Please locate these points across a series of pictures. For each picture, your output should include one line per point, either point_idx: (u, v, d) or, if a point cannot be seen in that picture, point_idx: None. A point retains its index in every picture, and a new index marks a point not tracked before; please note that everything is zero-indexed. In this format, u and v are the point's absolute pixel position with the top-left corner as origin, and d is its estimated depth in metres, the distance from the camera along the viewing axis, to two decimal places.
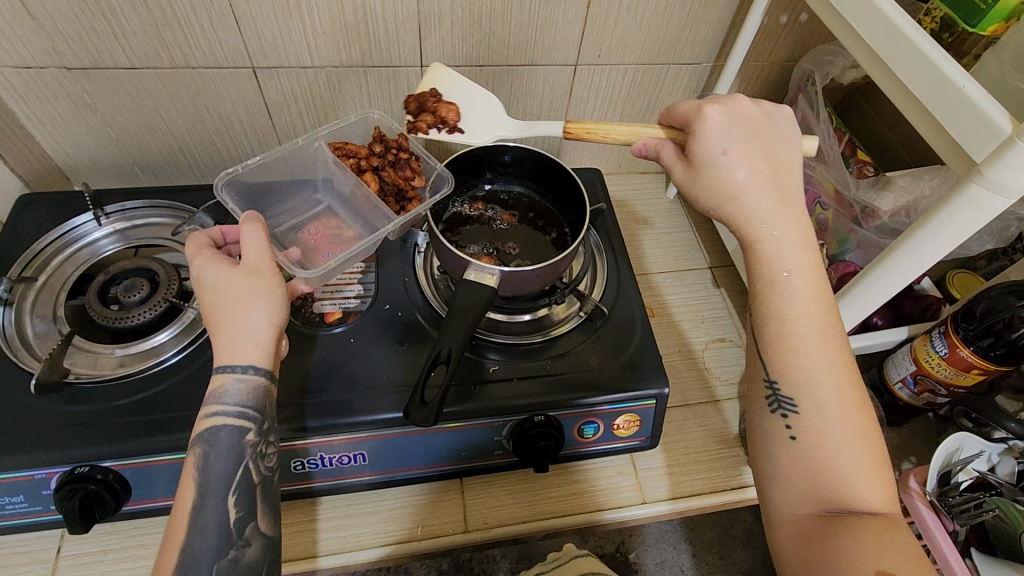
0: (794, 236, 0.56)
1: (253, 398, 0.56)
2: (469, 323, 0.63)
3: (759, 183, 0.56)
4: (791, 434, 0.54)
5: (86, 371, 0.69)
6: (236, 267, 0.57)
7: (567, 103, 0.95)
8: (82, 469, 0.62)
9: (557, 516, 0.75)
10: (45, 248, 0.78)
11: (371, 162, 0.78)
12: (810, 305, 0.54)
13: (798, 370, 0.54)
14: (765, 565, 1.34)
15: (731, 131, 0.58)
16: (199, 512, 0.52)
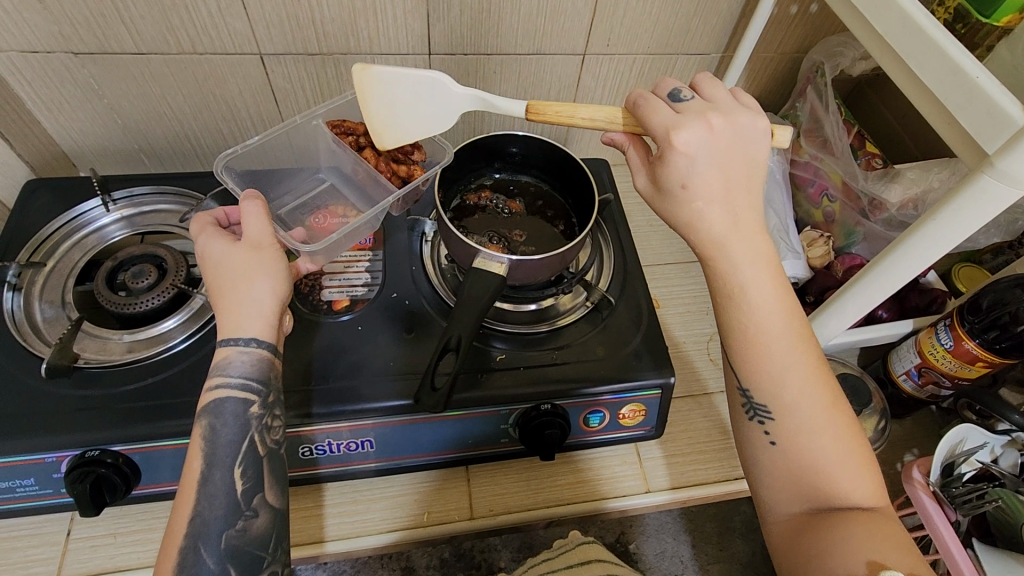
0: (751, 253, 0.54)
1: (257, 370, 0.56)
2: (477, 316, 0.63)
3: (720, 208, 0.53)
4: (770, 439, 0.55)
5: (95, 356, 0.69)
6: (238, 244, 0.59)
7: (574, 92, 0.95)
8: (93, 453, 0.63)
9: (561, 504, 0.76)
10: (53, 233, 0.78)
11: (371, 137, 0.79)
12: (772, 319, 0.53)
13: (770, 380, 0.54)
14: (764, 556, 1.36)
15: (700, 151, 0.53)
16: (206, 481, 0.52)
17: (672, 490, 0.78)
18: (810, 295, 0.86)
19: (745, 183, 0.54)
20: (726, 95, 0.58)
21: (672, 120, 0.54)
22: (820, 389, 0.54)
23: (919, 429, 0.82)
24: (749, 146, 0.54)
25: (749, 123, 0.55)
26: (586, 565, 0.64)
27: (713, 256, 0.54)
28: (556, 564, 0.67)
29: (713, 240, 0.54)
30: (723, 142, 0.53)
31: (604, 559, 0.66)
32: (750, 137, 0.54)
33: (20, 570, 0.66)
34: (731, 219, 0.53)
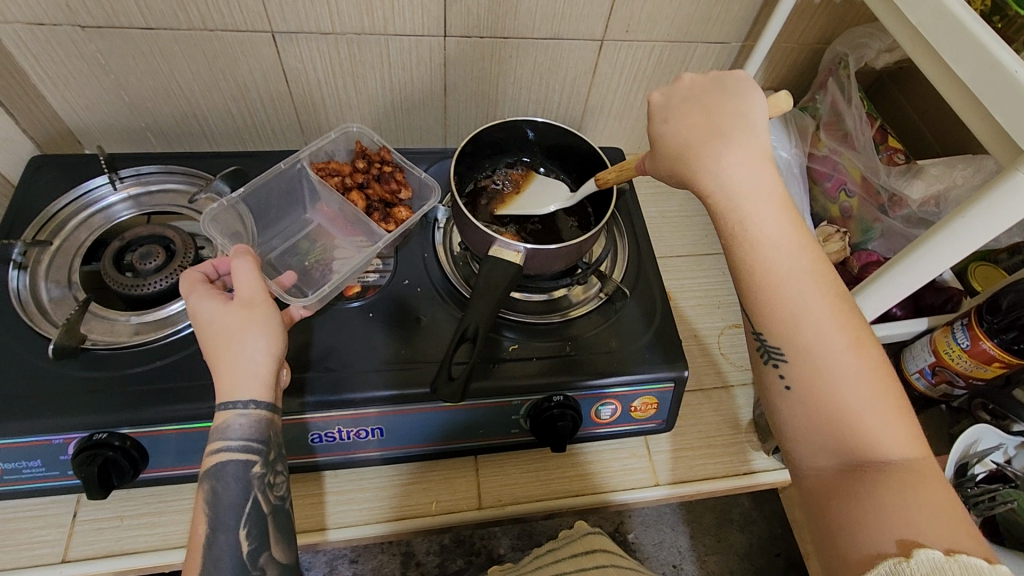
0: (749, 181, 0.53)
1: (256, 431, 0.56)
2: (493, 304, 0.62)
3: (701, 134, 0.55)
4: (786, 384, 0.53)
5: (103, 338, 0.68)
6: (229, 303, 0.57)
7: (590, 79, 0.93)
8: (100, 436, 0.62)
9: (569, 496, 0.75)
10: (60, 211, 0.77)
11: (356, 178, 0.80)
12: (781, 252, 0.52)
13: (781, 318, 0.52)
14: (761, 548, 1.37)
15: (676, 99, 0.59)
16: (212, 544, 0.53)
17: (681, 484, 0.78)
18: None
19: (732, 120, 0.55)
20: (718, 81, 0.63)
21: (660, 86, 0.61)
22: (841, 325, 0.51)
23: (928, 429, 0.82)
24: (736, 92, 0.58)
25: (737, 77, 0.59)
26: (589, 556, 0.64)
27: (706, 186, 0.54)
28: (560, 554, 0.66)
29: (702, 170, 0.54)
30: (699, 90, 0.59)
31: (609, 549, 0.65)
32: (734, 85, 0.58)
33: (26, 550, 0.66)
34: (711, 137, 0.55)
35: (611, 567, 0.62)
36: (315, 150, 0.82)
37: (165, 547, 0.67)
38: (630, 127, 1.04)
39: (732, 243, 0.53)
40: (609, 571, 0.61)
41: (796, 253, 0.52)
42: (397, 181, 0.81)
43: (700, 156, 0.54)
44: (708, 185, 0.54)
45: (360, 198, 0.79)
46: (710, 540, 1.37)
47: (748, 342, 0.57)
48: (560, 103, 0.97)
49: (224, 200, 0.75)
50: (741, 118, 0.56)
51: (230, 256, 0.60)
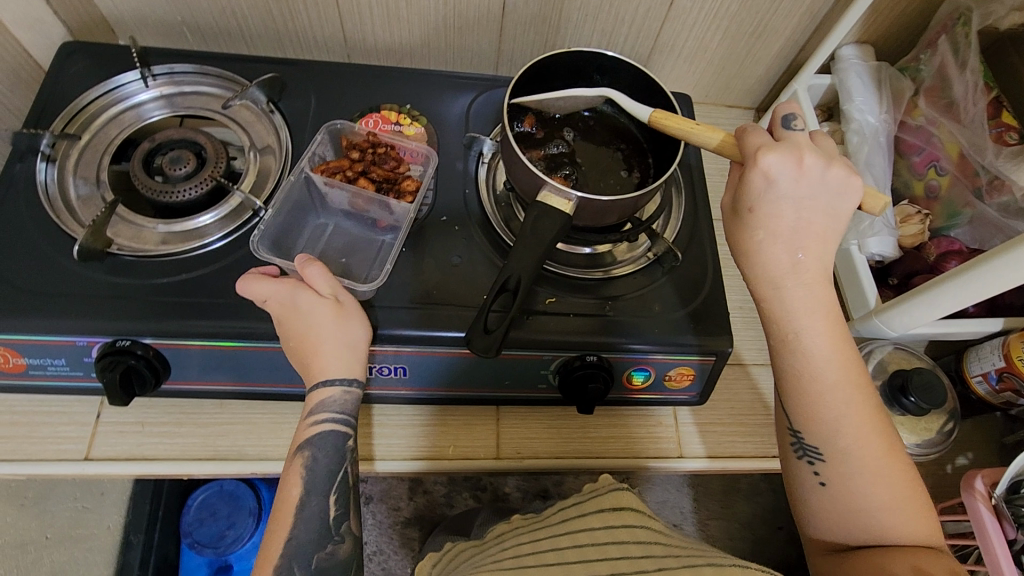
0: (809, 301, 0.54)
1: (352, 407, 0.61)
2: (541, 250, 0.58)
3: (778, 244, 0.54)
4: (820, 480, 0.56)
5: (129, 243, 0.66)
6: (319, 304, 0.60)
7: (666, 12, 0.84)
8: (123, 343, 0.61)
9: (590, 457, 0.74)
10: (89, 105, 0.72)
11: (357, 168, 0.70)
12: (829, 368, 0.54)
13: (821, 420, 0.55)
14: (766, 520, 1.38)
15: (783, 179, 0.53)
16: (304, 505, 0.58)
17: (704, 459, 0.75)
18: (892, 277, 0.78)
19: (813, 236, 0.54)
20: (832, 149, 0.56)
21: (767, 144, 0.54)
22: (876, 433, 0.55)
23: (977, 433, 0.77)
24: (834, 202, 0.54)
25: (841, 179, 0.53)
26: (618, 514, 0.61)
27: (764, 292, 0.55)
28: (587, 508, 0.64)
29: (760, 277, 0.55)
30: (800, 185, 0.53)
31: (638, 508, 0.62)
32: (831, 190, 0.53)
33: (52, 443, 0.67)
34: (787, 254, 0.54)
35: (640, 528, 0.60)
36: (311, 154, 0.71)
37: (186, 457, 0.68)
38: (700, 71, 0.94)
39: (785, 356, 0.55)
40: (639, 535, 0.58)
41: (835, 360, 0.54)
42: (395, 159, 0.72)
43: (773, 271, 0.54)
44: (776, 303, 0.55)
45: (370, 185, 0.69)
46: (715, 504, 1.39)
47: (780, 431, 0.60)
48: (627, 37, 0.88)
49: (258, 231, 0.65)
50: (826, 233, 0.54)
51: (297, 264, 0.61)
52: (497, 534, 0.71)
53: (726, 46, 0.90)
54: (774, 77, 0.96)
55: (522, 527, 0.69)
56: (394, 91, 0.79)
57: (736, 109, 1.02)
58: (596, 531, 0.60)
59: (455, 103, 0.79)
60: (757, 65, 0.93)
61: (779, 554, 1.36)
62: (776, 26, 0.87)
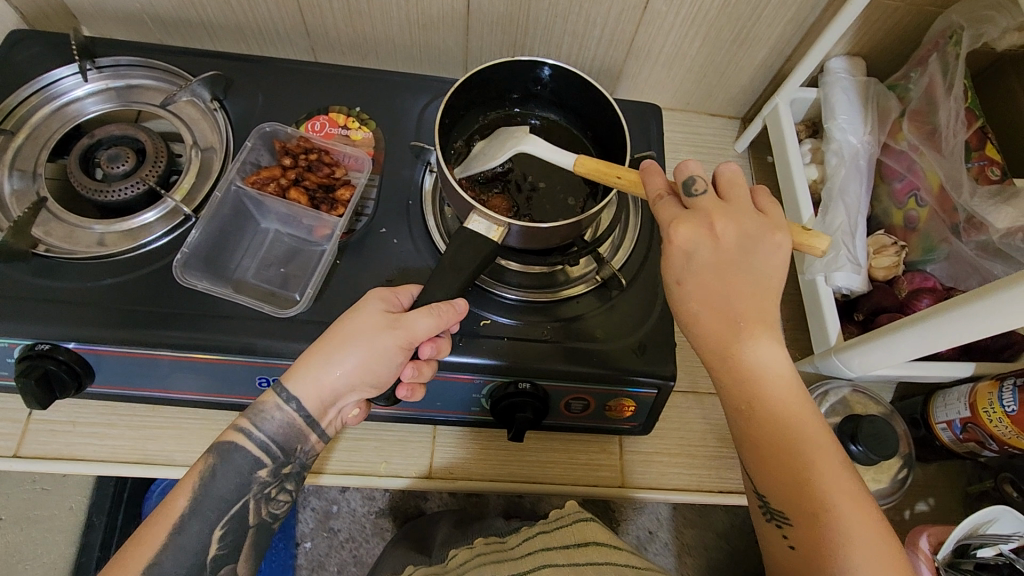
0: (749, 363, 0.51)
1: (282, 434, 0.57)
2: (458, 281, 0.57)
3: (716, 311, 0.51)
4: (791, 545, 0.50)
5: (60, 243, 0.65)
6: (384, 319, 0.56)
7: (640, 15, 0.79)
8: (43, 347, 0.60)
9: (526, 483, 0.72)
10: (28, 97, 0.70)
11: (290, 176, 0.68)
12: (780, 421, 0.50)
13: (783, 482, 0.50)
14: (741, 532, 1.36)
15: (700, 250, 0.51)
16: (171, 550, 0.53)
17: (648, 491, 0.73)
18: (858, 312, 0.73)
19: (750, 298, 0.51)
20: (748, 197, 0.54)
21: (679, 215, 0.53)
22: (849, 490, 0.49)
23: (941, 480, 0.73)
24: (765, 262, 0.51)
25: (761, 240, 0.52)
26: (582, 551, 0.60)
27: (710, 363, 0.52)
28: (553, 541, 0.62)
29: (703, 340, 0.52)
30: (720, 250, 0.51)
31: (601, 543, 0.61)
32: (753, 250, 0.51)
33: None
34: (722, 321, 0.51)
35: (603, 564, 0.58)
36: (241, 163, 0.69)
37: (114, 460, 0.68)
38: (679, 78, 0.89)
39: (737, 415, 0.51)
40: (603, 571, 0.57)
41: (788, 416, 0.50)
42: (330, 165, 0.70)
43: (716, 338, 0.51)
44: (722, 369, 0.51)
45: (301, 194, 0.67)
46: (690, 513, 1.37)
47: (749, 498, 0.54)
48: (600, 41, 0.84)
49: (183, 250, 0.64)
50: (762, 291, 0.51)
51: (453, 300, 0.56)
52: (458, 562, 0.66)
53: (707, 53, 0.85)
54: (759, 86, 0.91)
55: (487, 552, 0.66)
56: (346, 91, 0.76)
57: (720, 118, 0.97)
58: (562, 567, 0.57)
59: (409, 106, 0.76)
60: (740, 74, 0.88)
61: (753, 567, 1.34)
62: (759, 34, 0.81)
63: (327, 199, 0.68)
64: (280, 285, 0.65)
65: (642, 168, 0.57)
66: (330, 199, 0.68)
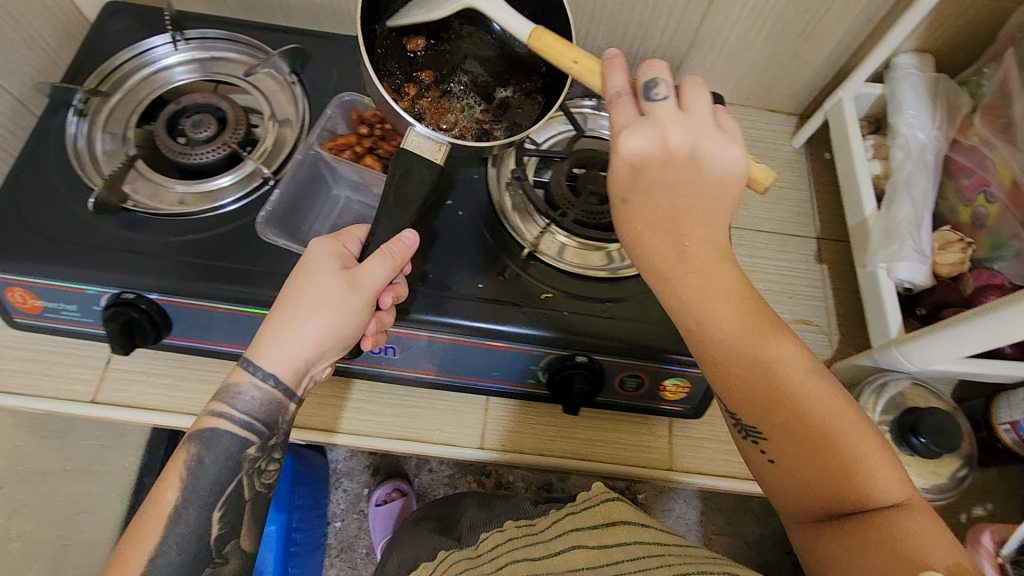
0: (706, 279, 0.52)
1: (262, 411, 0.59)
2: (405, 217, 0.60)
3: (661, 224, 0.52)
4: (769, 455, 0.51)
5: (146, 201, 0.68)
6: (339, 275, 0.58)
7: (707, 5, 0.80)
8: (128, 296, 0.64)
9: (575, 459, 0.72)
10: (123, 64, 0.74)
11: (365, 144, 0.71)
12: (734, 330, 0.51)
13: (746, 389, 0.51)
14: (773, 541, 1.34)
15: (648, 160, 0.51)
16: (177, 524, 0.56)
17: (696, 476, 0.73)
18: (920, 308, 0.72)
19: (697, 214, 0.53)
20: (705, 108, 0.53)
21: (627, 124, 0.52)
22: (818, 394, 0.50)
23: (999, 484, 0.72)
24: (721, 182, 0.52)
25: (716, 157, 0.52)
26: (611, 530, 0.58)
27: (663, 278, 0.53)
28: (579, 523, 0.60)
29: (655, 253, 0.53)
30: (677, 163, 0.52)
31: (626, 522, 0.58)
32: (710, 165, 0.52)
33: (63, 383, 0.71)
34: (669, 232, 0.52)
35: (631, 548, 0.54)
36: (320, 129, 0.72)
37: (184, 411, 0.71)
38: (740, 71, 0.90)
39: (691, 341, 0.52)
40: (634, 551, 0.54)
41: (744, 322, 0.51)
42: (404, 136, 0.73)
43: (664, 256, 0.52)
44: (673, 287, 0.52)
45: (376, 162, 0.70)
46: (720, 519, 1.35)
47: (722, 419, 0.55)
48: (664, 32, 0.85)
49: (267, 209, 0.68)
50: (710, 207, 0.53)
51: (394, 240, 0.59)
52: (488, 549, 0.66)
53: (771, 46, 0.85)
54: (822, 82, 0.91)
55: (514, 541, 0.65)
56: None
57: (778, 114, 0.97)
58: (590, 547, 0.55)
59: None
60: (803, 69, 0.88)
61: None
62: (827, 27, 0.81)
63: None
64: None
65: (604, 60, 0.55)
66: None
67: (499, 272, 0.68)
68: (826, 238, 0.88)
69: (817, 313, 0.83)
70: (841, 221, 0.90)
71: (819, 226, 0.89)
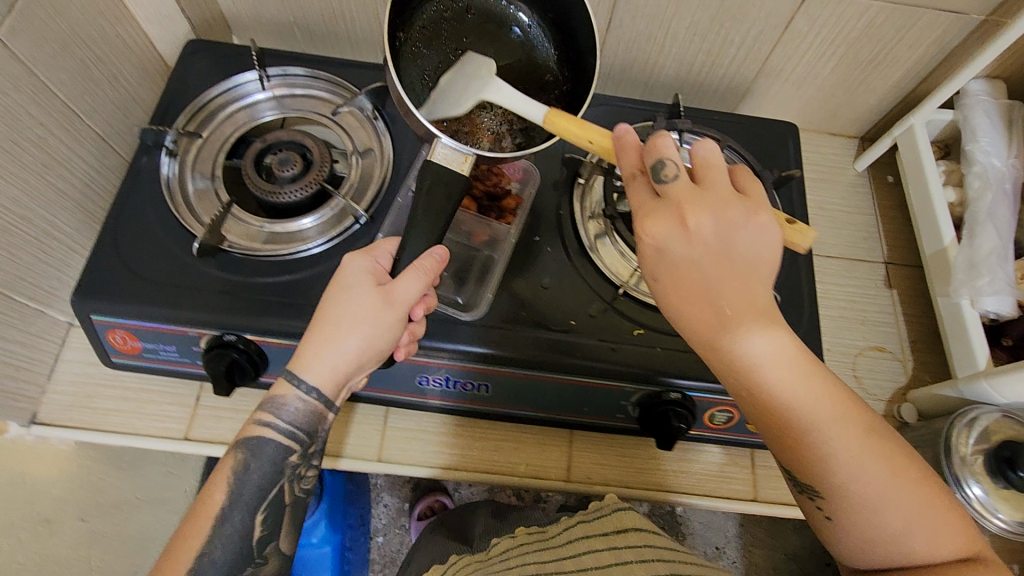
0: (757, 354, 0.49)
1: (304, 421, 0.60)
2: (436, 227, 0.60)
3: (700, 301, 0.49)
4: (826, 513, 0.52)
5: (239, 240, 0.69)
6: (375, 291, 0.59)
7: (779, 35, 0.80)
8: (229, 337, 0.65)
9: (663, 491, 0.74)
10: (210, 102, 0.75)
11: None
12: (793, 402, 0.49)
13: (804, 460, 0.51)
14: (813, 553, 1.34)
15: (674, 243, 0.49)
16: (225, 523, 0.57)
17: (781, 506, 0.74)
18: (1007, 338, 0.73)
19: (738, 282, 0.49)
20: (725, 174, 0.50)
21: (648, 209, 0.50)
22: (876, 454, 0.50)
23: None
24: (759, 244, 0.49)
25: (744, 222, 0.49)
26: (620, 535, 0.59)
27: (711, 358, 0.51)
28: (592, 530, 0.62)
29: (695, 334, 0.50)
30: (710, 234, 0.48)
31: (640, 529, 0.59)
32: (739, 235, 0.49)
33: (157, 421, 0.72)
34: (710, 312, 0.49)
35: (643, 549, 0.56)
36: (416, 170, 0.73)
37: None
38: (805, 96, 0.90)
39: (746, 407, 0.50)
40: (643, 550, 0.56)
41: (802, 387, 0.49)
42: (497, 173, 0.73)
43: (706, 332, 0.49)
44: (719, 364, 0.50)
45: (470, 203, 0.71)
46: (759, 531, 1.35)
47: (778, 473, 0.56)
48: (732, 60, 0.85)
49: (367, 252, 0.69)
50: (752, 272, 0.49)
51: (425, 256, 0.60)
52: (501, 553, 0.68)
53: (839, 73, 0.86)
54: (887, 107, 0.91)
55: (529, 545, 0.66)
56: None
57: (839, 137, 0.97)
58: (599, 552, 0.57)
59: None
60: (869, 94, 0.88)
61: None
62: (898, 55, 0.81)
63: (492, 206, 0.72)
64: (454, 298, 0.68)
65: (618, 134, 0.53)
66: (495, 207, 0.72)
67: (593, 309, 0.69)
68: (894, 263, 0.89)
69: (889, 339, 0.84)
70: (908, 245, 0.90)
71: (886, 251, 0.89)
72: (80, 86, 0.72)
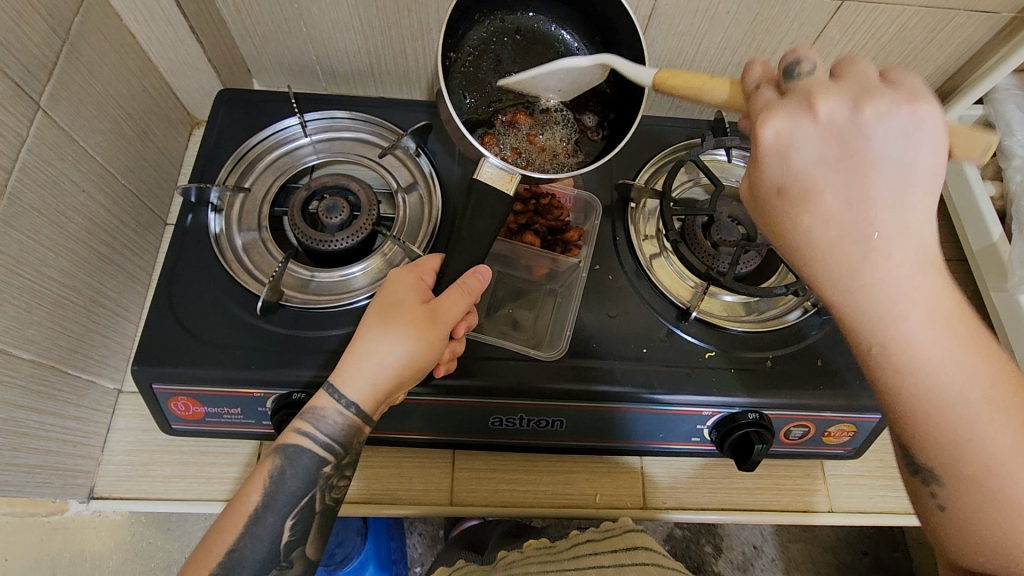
0: (901, 288, 0.40)
1: (343, 434, 0.57)
2: (481, 247, 0.61)
3: (829, 218, 0.40)
4: (942, 505, 0.44)
5: (297, 294, 0.67)
6: (422, 305, 0.57)
7: (811, 43, 0.80)
8: (297, 395, 0.62)
9: (740, 509, 0.73)
10: (252, 150, 0.74)
11: (521, 220, 0.73)
12: (935, 358, 0.40)
13: (940, 434, 0.41)
14: (847, 543, 1.29)
15: (804, 143, 0.40)
16: (256, 523, 0.54)
17: (857, 514, 0.74)
18: None
19: (885, 199, 0.40)
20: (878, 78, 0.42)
21: (776, 108, 0.41)
22: None
23: None
24: (918, 157, 0.40)
25: (901, 125, 0.39)
26: (632, 554, 0.59)
27: (834, 294, 0.41)
28: (600, 546, 0.61)
29: (811, 254, 0.41)
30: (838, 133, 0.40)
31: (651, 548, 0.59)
32: (891, 141, 0.39)
33: (219, 484, 0.70)
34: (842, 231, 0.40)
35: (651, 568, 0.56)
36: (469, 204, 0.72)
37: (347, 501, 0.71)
38: None
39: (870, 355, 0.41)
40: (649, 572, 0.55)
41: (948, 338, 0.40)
42: (558, 207, 0.74)
43: (833, 257, 0.40)
44: (838, 300, 0.41)
45: (533, 238, 0.72)
46: (795, 528, 1.32)
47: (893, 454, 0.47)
48: None
49: None
50: (905, 187, 0.40)
51: (470, 273, 0.59)
52: (504, 563, 0.67)
53: None
54: None
55: (533, 556, 0.66)
56: None
57: None
58: (605, 568, 0.57)
59: None
60: None
61: None
62: (927, 56, 0.82)
63: (556, 239, 0.73)
64: (533, 342, 0.67)
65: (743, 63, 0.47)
66: (559, 240, 0.73)
67: (661, 333, 0.68)
68: None
69: None
70: None
71: None
72: (115, 146, 0.69)
